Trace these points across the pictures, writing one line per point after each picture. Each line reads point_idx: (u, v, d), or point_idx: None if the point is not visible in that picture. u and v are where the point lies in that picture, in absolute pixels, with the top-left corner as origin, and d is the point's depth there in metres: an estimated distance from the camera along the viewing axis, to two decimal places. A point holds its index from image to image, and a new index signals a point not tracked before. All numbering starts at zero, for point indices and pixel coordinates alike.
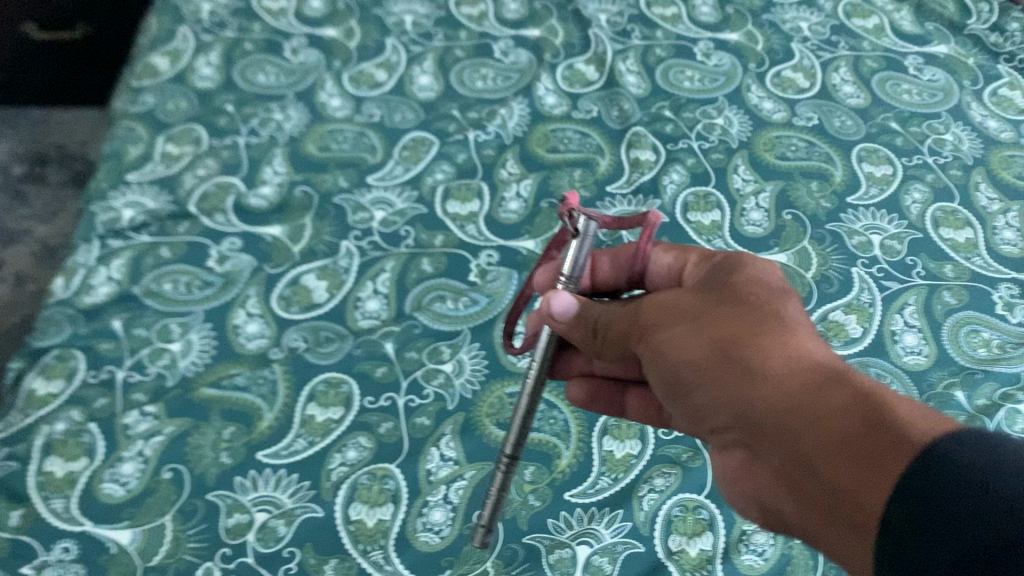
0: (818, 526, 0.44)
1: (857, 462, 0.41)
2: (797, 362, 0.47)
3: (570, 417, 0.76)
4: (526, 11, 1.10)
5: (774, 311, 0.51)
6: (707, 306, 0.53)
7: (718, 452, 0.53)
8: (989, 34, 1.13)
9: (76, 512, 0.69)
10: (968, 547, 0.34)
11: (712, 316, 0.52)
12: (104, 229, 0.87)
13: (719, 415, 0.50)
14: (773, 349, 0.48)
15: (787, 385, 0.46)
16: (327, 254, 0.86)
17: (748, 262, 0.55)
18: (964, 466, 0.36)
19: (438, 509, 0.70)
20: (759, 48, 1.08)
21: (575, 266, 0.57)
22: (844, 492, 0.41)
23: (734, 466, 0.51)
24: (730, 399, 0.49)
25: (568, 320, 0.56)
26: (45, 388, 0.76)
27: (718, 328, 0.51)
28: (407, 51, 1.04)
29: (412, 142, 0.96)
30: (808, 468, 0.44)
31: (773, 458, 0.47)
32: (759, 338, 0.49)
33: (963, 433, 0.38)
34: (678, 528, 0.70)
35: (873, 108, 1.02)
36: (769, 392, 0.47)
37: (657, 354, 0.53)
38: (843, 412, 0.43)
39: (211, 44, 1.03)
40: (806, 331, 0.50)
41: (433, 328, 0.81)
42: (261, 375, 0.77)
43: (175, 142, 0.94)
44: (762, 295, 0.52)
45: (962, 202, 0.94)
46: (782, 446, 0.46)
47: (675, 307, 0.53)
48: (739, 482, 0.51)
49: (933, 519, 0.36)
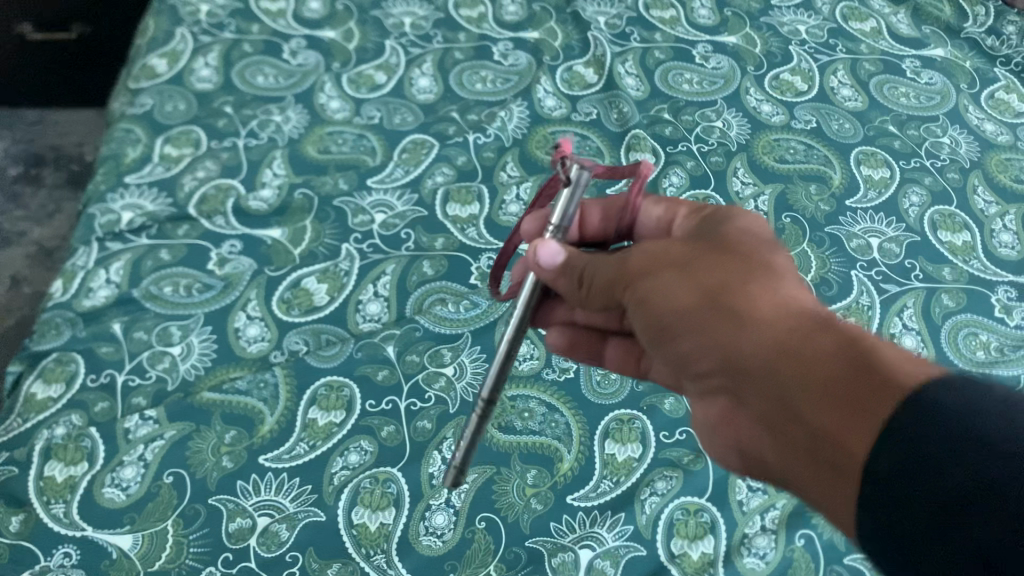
0: (800, 473, 0.43)
1: (844, 405, 0.40)
2: (786, 312, 0.46)
3: (572, 420, 0.76)
4: (525, 14, 1.10)
5: (763, 267, 0.50)
6: (697, 256, 0.51)
7: (703, 403, 0.52)
8: (986, 38, 1.14)
9: (77, 517, 0.69)
10: (944, 489, 0.33)
11: (701, 266, 0.50)
12: (103, 231, 0.87)
13: (702, 362, 0.49)
14: (761, 300, 0.47)
15: (775, 333, 0.45)
16: (327, 257, 0.86)
17: (735, 224, 0.55)
18: (951, 408, 0.35)
19: (441, 513, 0.71)
20: (757, 51, 1.08)
21: (565, 216, 0.54)
22: (827, 435, 0.40)
23: (718, 415, 0.51)
24: (715, 345, 0.48)
25: (554, 269, 0.54)
26: (44, 392, 0.76)
27: (707, 277, 0.49)
28: (406, 53, 1.04)
29: (411, 145, 0.96)
30: (793, 414, 0.43)
31: (756, 406, 0.46)
32: (749, 287, 0.48)
33: (950, 379, 0.37)
34: (679, 532, 0.70)
35: (871, 111, 1.03)
36: (755, 339, 0.46)
37: (641, 303, 0.51)
38: (830, 359, 0.42)
39: (210, 45, 1.02)
40: (793, 286, 0.49)
41: (434, 331, 0.81)
42: (262, 379, 0.77)
43: (174, 144, 0.94)
44: (751, 251, 0.51)
45: (959, 205, 0.94)
46: (767, 394, 0.45)
47: (662, 255, 0.52)
48: (721, 432, 0.51)
49: (913, 458, 0.34)
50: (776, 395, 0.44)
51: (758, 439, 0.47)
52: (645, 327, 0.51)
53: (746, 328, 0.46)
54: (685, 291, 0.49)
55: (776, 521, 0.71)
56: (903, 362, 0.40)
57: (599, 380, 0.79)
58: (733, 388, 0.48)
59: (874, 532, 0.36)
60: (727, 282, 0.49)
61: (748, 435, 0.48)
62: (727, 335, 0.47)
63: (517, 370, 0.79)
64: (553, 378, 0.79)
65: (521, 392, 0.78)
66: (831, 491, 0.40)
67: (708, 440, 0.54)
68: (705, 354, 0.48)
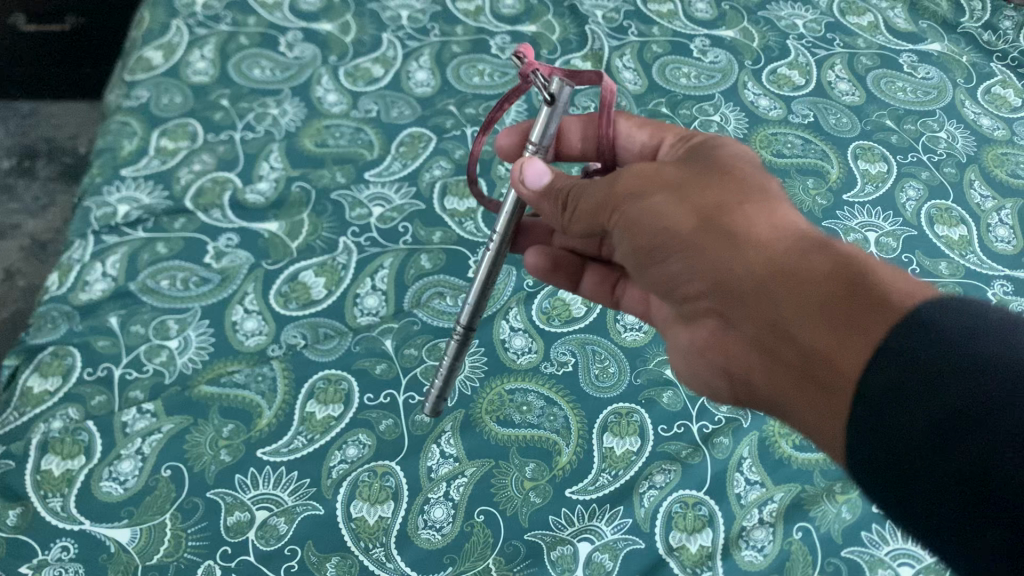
0: (793, 384, 0.45)
1: (837, 317, 0.42)
2: (781, 233, 0.48)
3: (570, 413, 0.76)
4: (522, 7, 1.10)
5: (759, 189, 0.51)
6: (693, 181, 0.52)
7: (695, 326, 0.55)
8: (982, 32, 1.14)
9: (75, 510, 0.69)
10: (933, 406, 0.34)
11: (697, 189, 0.51)
12: (99, 224, 0.86)
13: (694, 282, 0.51)
14: (757, 220, 0.49)
15: (771, 254, 0.47)
16: (325, 251, 0.86)
17: (731, 149, 0.56)
18: (949, 330, 0.36)
19: (439, 506, 0.71)
20: (755, 45, 1.08)
21: (545, 135, 0.58)
22: (820, 351, 0.42)
23: (710, 339, 0.53)
24: (709, 265, 0.49)
25: (539, 189, 0.57)
26: (41, 385, 0.76)
27: (702, 199, 0.51)
28: (403, 46, 1.04)
29: (409, 138, 0.96)
30: (787, 332, 0.45)
31: (750, 327, 0.48)
32: (745, 209, 0.49)
33: (945, 300, 0.38)
34: (678, 525, 0.71)
35: (868, 106, 1.03)
36: (751, 258, 0.47)
37: (631, 226, 0.52)
38: (825, 277, 0.43)
39: (206, 38, 1.01)
40: (788, 207, 0.50)
41: (433, 324, 0.81)
42: (260, 372, 0.77)
43: (171, 137, 0.93)
44: (748, 175, 0.52)
45: (956, 199, 0.95)
46: (760, 313, 0.46)
47: (657, 179, 0.52)
48: (711, 355, 0.53)
49: (909, 376, 0.36)
50: (770, 313, 0.46)
51: (750, 360, 0.49)
52: (636, 250, 0.53)
53: (741, 249, 0.48)
54: (679, 212, 0.50)
55: (774, 514, 0.72)
56: (897, 280, 0.42)
57: (597, 373, 0.79)
58: (725, 309, 0.49)
59: (860, 447, 0.37)
60: (723, 205, 0.50)
61: (739, 357, 0.50)
62: (721, 256, 0.48)
63: (515, 362, 0.79)
64: (551, 371, 0.79)
65: (520, 385, 0.78)
66: (819, 404, 0.42)
67: (697, 366, 0.56)
68: (697, 277, 0.50)
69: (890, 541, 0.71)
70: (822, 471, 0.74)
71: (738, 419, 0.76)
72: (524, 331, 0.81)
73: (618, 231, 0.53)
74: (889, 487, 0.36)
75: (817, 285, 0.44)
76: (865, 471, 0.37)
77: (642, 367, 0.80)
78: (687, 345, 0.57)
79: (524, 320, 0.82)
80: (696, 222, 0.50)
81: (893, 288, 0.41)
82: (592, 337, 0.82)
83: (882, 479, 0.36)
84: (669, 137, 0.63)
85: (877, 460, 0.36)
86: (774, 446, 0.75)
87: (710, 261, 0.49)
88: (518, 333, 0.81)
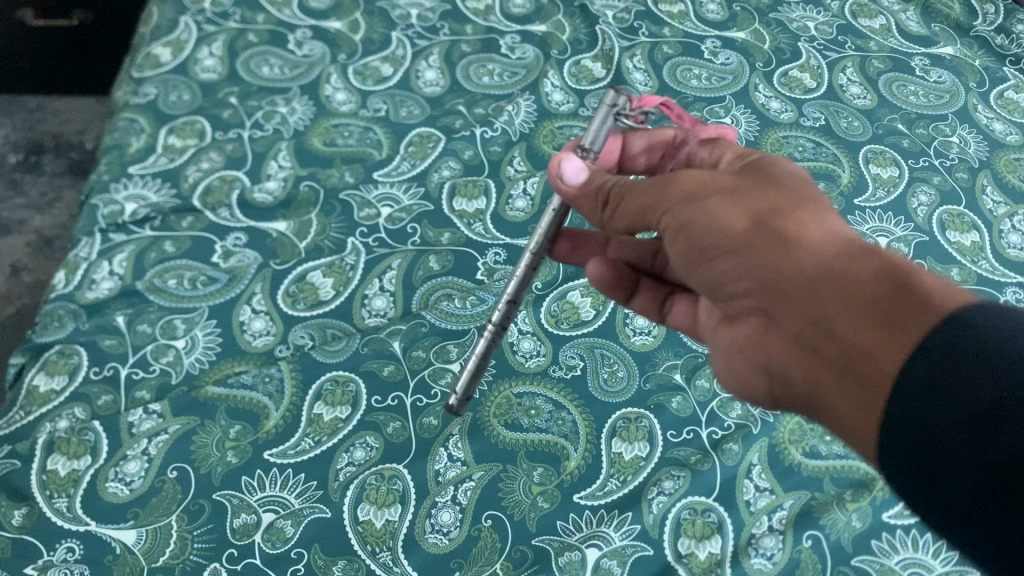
0: (835, 385, 0.45)
1: (886, 321, 0.42)
2: (833, 236, 0.48)
3: (578, 417, 0.76)
4: (532, 6, 1.09)
5: (807, 197, 0.51)
6: (745, 182, 0.52)
7: (732, 326, 0.54)
8: (996, 36, 1.14)
9: (80, 511, 0.68)
10: (977, 402, 0.35)
11: (747, 190, 0.51)
12: (106, 222, 0.86)
13: (738, 282, 0.50)
14: (809, 224, 0.48)
15: (822, 255, 0.47)
16: (333, 251, 0.85)
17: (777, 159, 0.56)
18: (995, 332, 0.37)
19: (447, 510, 0.70)
20: (766, 47, 1.07)
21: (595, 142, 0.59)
22: (867, 351, 0.42)
23: (747, 337, 0.53)
24: (755, 264, 0.48)
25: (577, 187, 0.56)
26: (47, 384, 0.75)
27: (755, 202, 0.50)
28: (413, 45, 1.03)
29: (417, 138, 0.95)
30: (831, 331, 0.45)
31: (792, 325, 0.48)
32: (799, 212, 0.49)
33: (991, 307, 0.39)
34: (686, 531, 0.70)
35: (880, 110, 1.02)
36: (803, 258, 0.47)
37: (679, 229, 0.51)
38: (875, 281, 0.44)
39: (214, 34, 1.00)
40: (834, 214, 0.50)
41: (440, 326, 0.81)
42: (268, 373, 0.76)
43: (179, 135, 0.93)
44: (796, 183, 0.52)
45: (968, 205, 0.94)
46: (805, 312, 0.47)
47: (710, 181, 0.52)
48: (748, 351, 0.53)
49: (955, 374, 0.37)
50: (818, 313, 0.46)
51: (792, 358, 0.49)
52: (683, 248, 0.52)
53: (790, 250, 0.47)
54: (730, 213, 0.50)
55: (783, 522, 0.71)
56: (945, 287, 0.42)
57: (606, 377, 0.79)
58: (767, 307, 0.49)
59: (894, 442, 0.39)
60: (777, 208, 0.50)
61: (777, 354, 0.50)
62: (772, 257, 0.48)
63: (524, 366, 0.79)
64: (560, 375, 0.78)
65: (528, 388, 0.77)
66: (861, 403, 0.43)
67: (732, 364, 0.56)
68: (742, 275, 0.49)
69: (901, 550, 0.70)
70: (832, 479, 0.73)
71: (748, 425, 0.76)
72: (532, 333, 0.81)
73: (667, 234, 0.53)
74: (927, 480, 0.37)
75: (865, 287, 0.44)
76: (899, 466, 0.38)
77: (651, 372, 0.79)
78: (724, 343, 0.56)
79: (530, 323, 0.82)
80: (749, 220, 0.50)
81: (942, 294, 0.41)
82: (601, 341, 0.81)
83: (915, 471, 0.38)
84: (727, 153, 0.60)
85: (916, 457, 0.37)
86: (784, 453, 0.74)
87: (757, 258, 0.48)
88: (526, 336, 0.81)
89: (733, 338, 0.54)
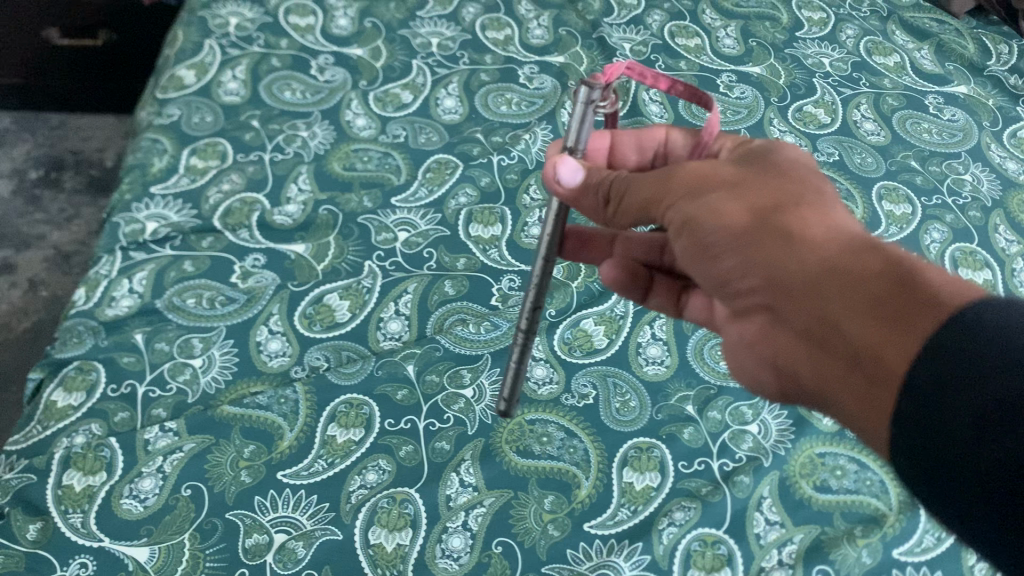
0: (839, 379, 0.46)
1: (889, 319, 0.42)
2: (836, 232, 0.48)
3: (590, 445, 0.76)
4: (550, 37, 1.11)
5: (811, 191, 0.52)
6: (747, 179, 0.53)
7: (739, 322, 0.55)
8: (1009, 76, 1.15)
9: (94, 527, 0.69)
10: (983, 401, 0.36)
11: (751, 187, 0.52)
12: (127, 240, 0.87)
13: (745, 279, 0.51)
14: (812, 220, 0.49)
15: (825, 253, 0.47)
16: (350, 274, 0.86)
17: (780, 149, 0.56)
18: (997, 330, 0.38)
19: (457, 536, 0.70)
20: (781, 82, 1.09)
21: (579, 139, 0.58)
22: (870, 348, 0.43)
23: (754, 334, 0.53)
24: (761, 261, 0.49)
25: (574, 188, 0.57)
26: (65, 400, 0.76)
27: (758, 198, 0.51)
28: (433, 73, 1.05)
29: (435, 165, 0.96)
30: (833, 327, 0.45)
31: (797, 321, 0.48)
32: (801, 210, 0.50)
33: (993, 301, 0.40)
34: (697, 563, 0.70)
35: (893, 146, 1.03)
36: (806, 255, 0.47)
37: (685, 227, 0.52)
38: (877, 276, 0.44)
39: (238, 58, 1.02)
40: (838, 207, 0.51)
41: (455, 351, 0.81)
42: (283, 394, 0.77)
43: (201, 156, 0.94)
44: (799, 177, 0.53)
45: (981, 243, 0.94)
46: (807, 308, 0.47)
47: (711, 178, 0.53)
48: (755, 348, 0.53)
49: (961, 374, 0.37)
50: (821, 309, 0.46)
51: (798, 355, 0.50)
52: (691, 247, 0.52)
53: (795, 248, 0.48)
54: (734, 211, 0.50)
55: (793, 556, 0.71)
56: (948, 282, 0.43)
57: (618, 407, 0.79)
58: (772, 304, 0.50)
59: (903, 440, 0.39)
60: (780, 204, 0.50)
61: (784, 351, 0.51)
62: (777, 255, 0.48)
63: (536, 393, 0.79)
64: (572, 403, 0.79)
65: (540, 415, 0.78)
66: (865, 398, 0.43)
67: (742, 358, 0.56)
68: (747, 273, 0.50)
69: None
70: (843, 513, 0.73)
71: (760, 457, 0.76)
72: (545, 360, 0.82)
73: (673, 230, 0.53)
74: (934, 478, 0.37)
75: (868, 283, 0.44)
76: (907, 462, 0.39)
77: (663, 402, 0.80)
78: (734, 338, 0.57)
79: (544, 351, 0.82)
80: (753, 218, 0.50)
81: (943, 287, 0.42)
82: (613, 370, 0.82)
83: (922, 467, 0.38)
84: (726, 141, 0.61)
85: (923, 454, 0.38)
86: (795, 486, 0.75)
87: (764, 257, 0.49)
88: (539, 362, 0.81)
89: (740, 333, 0.55)
